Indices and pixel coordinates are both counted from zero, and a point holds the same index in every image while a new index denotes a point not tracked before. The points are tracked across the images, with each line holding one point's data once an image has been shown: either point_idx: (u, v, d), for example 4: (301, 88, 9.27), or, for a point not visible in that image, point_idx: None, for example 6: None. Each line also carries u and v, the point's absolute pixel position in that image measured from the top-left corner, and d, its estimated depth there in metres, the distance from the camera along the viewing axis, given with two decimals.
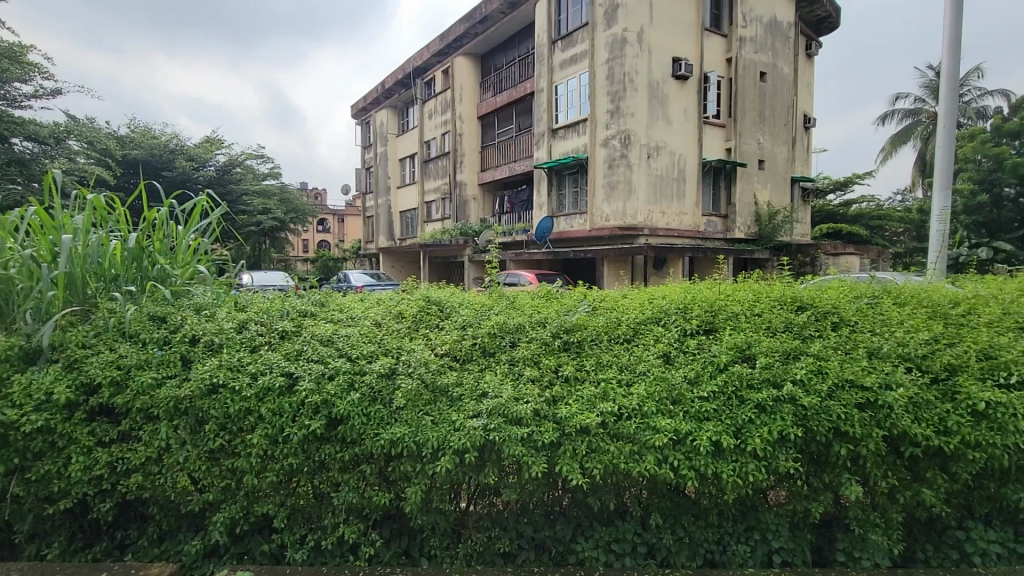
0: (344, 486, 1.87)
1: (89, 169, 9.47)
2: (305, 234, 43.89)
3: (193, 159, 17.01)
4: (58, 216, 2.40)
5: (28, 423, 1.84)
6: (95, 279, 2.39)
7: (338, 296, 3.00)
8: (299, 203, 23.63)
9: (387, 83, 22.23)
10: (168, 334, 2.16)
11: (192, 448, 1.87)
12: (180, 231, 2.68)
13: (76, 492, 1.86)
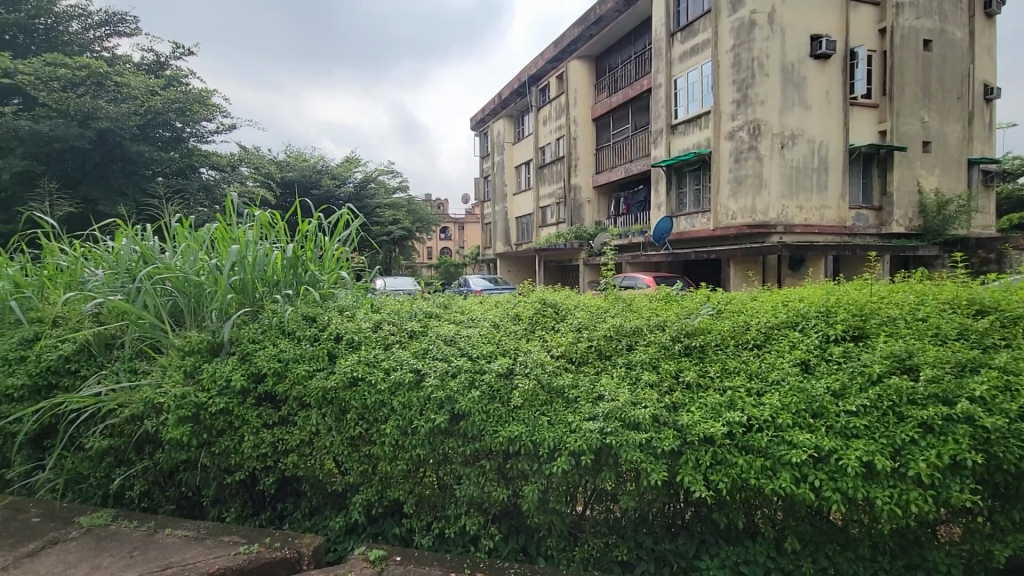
0: (466, 479, 1.96)
1: (256, 190, 11.04)
2: (429, 241, 46.89)
3: (336, 178, 19.11)
4: (235, 231, 2.85)
5: (213, 404, 2.19)
6: (262, 284, 2.78)
7: (459, 299, 3.17)
8: (423, 213, 25.31)
9: (504, 93, 22.98)
10: (318, 332, 2.44)
11: (336, 433, 2.09)
12: (327, 241, 3.03)
13: (247, 466, 2.18)
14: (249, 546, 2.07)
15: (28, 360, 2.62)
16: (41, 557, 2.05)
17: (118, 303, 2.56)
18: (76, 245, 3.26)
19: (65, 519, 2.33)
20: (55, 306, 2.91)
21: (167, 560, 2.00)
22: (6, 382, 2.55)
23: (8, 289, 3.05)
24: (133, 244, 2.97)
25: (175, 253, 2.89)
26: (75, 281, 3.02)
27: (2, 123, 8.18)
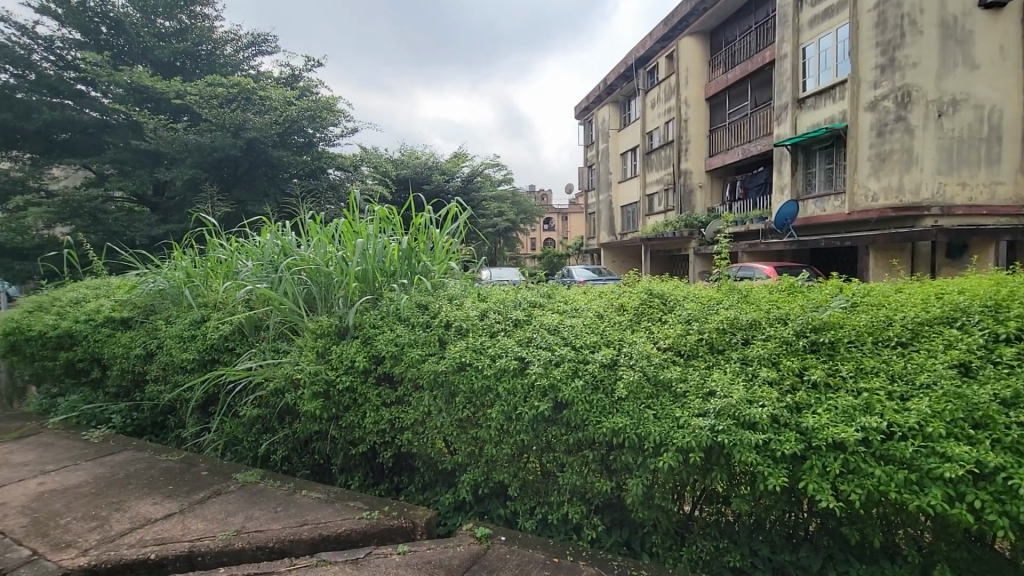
0: (569, 468, 1.98)
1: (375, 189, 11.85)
2: (532, 232, 47.50)
3: (445, 173, 19.98)
4: (359, 225, 3.12)
5: (340, 382, 2.43)
6: (381, 274, 3.00)
7: (563, 289, 3.17)
8: (527, 204, 25.63)
9: (609, 79, 22.38)
10: (430, 319, 2.57)
11: (446, 414, 2.21)
12: (438, 234, 3.18)
13: (369, 440, 2.39)
14: (371, 512, 2.27)
15: (198, 338, 3.10)
16: (208, 504, 2.42)
17: (265, 290, 2.93)
18: (232, 240, 3.77)
19: (225, 475, 2.73)
20: (217, 293, 3.39)
21: (304, 518, 2.26)
22: (183, 356, 3.05)
23: (182, 279, 3.63)
24: (276, 239, 3.38)
25: (308, 246, 3.23)
26: (231, 271, 3.51)
27: (174, 138, 8.18)
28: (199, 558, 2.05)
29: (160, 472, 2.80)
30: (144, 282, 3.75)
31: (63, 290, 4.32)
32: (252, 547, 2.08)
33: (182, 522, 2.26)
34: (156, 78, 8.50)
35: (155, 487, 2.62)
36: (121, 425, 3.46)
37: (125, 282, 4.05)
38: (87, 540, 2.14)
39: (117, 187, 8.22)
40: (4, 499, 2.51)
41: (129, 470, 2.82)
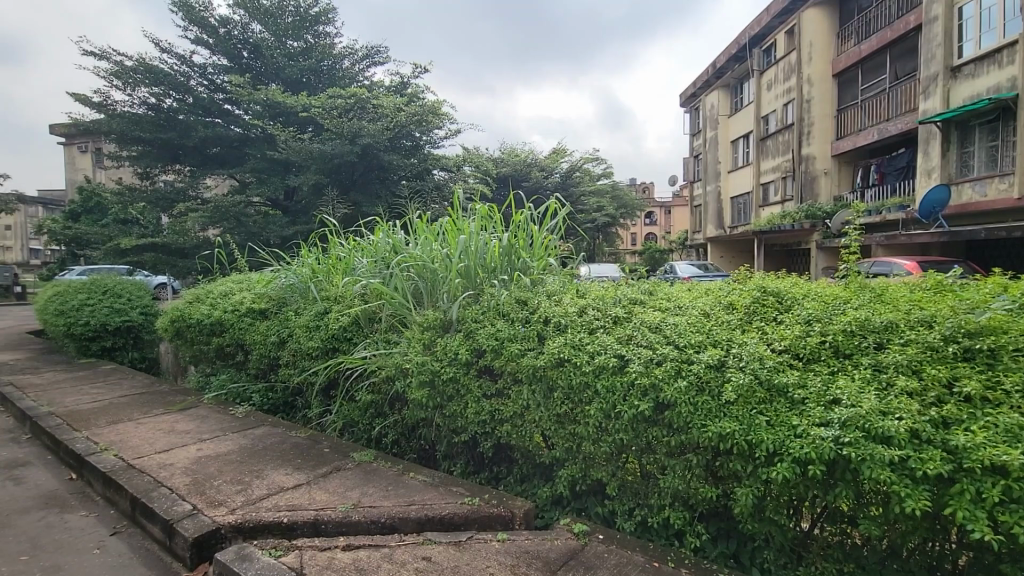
0: (671, 471, 1.91)
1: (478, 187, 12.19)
2: (633, 226, 46.13)
3: (544, 169, 20.06)
4: (462, 223, 3.24)
5: (444, 372, 2.55)
6: (482, 270, 3.09)
7: (666, 286, 3.05)
8: (627, 198, 24.94)
9: (719, 62, 21.03)
10: (529, 314, 2.60)
11: (545, 409, 2.24)
12: (537, 231, 3.20)
13: (470, 429, 2.48)
14: (472, 499, 2.37)
15: (322, 328, 3.42)
16: (330, 479, 2.67)
17: (379, 285, 3.17)
18: (350, 239, 4.11)
19: (343, 453, 3.00)
20: (337, 288, 3.71)
21: (412, 498, 2.41)
22: (309, 345, 3.39)
23: (309, 274, 4.02)
24: (388, 237, 3.62)
25: (416, 244, 3.42)
26: (349, 268, 3.82)
27: (302, 148, 8.93)
28: (322, 526, 2.27)
29: (290, 446, 3.14)
30: (278, 277, 4.21)
31: (215, 284, 4.98)
32: (367, 520, 2.26)
33: (309, 493, 2.52)
34: (287, 95, 9.33)
35: (286, 459, 2.95)
36: (259, 403, 3.94)
37: (263, 277, 4.57)
38: (233, 501, 2.46)
39: (256, 193, 9.26)
40: (171, 460, 2.97)
41: (266, 443, 3.20)
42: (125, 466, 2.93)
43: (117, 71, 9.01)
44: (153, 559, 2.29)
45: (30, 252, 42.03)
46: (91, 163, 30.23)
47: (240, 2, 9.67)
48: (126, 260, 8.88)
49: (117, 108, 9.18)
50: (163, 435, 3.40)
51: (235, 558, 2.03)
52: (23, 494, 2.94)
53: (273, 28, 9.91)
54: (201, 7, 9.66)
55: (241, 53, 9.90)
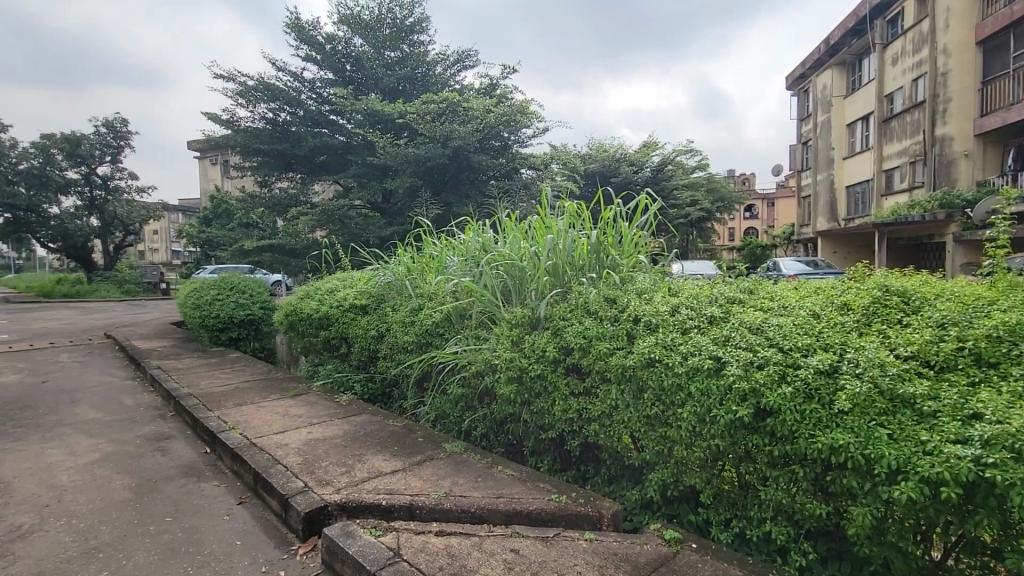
0: (773, 483, 1.79)
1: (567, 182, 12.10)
2: (731, 221, 43.50)
3: (633, 164, 19.48)
4: (549, 221, 3.24)
5: (532, 369, 2.58)
6: (570, 267, 3.08)
7: (769, 284, 2.84)
8: (724, 191, 23.56)
9: (832, 38, 19.17)
10: (618, 313, 2.55)
11: (634, 410, 2.18)
12: (627, 228, 3.11)
13: (558, 427, 2.48)
14: (559, 496, 2.38)
15: (417, 323, 3.59)
16: (424, 466, 2.80)
17: (470, 283, 3.27)
18: (443, 238, 4.28)
19: (436, 443, 3.14)
20: (430, 285, 3.88)
21: (500, 491, 2.47)
22: (405, 339, 3.58)
23: (405, 272, 4.24)
24: (478, 236, 3.73)
25: (505, 243, 3.49)
26: (441, 266, 3.98)
27: (398, 153, 9.34)
28: (417, 511, 2.38)
29: (388, 434, 3.34)
30: (377, 276, 4.48)
31: (323, 281, 5.40)
32: (457, 509, 2.35)
33: (404, 479, 2.66)
34: (385, 103, 9.82)
35: (384, 445, 3.14)
36: (360, 392, 4.24)
37: (364, 275, 4.88)
38: (338, 481, 2.67)
39: (357, 197, 9.91)
40: (286, 441, 3.28)
41: (366, 430, 3.43)
42: (249, 444, 3.28)
43: (242, 90, 10.03)
44: (271, 529, 2.55)
45: (173, 253, 48.21)
46: (220, 174, 34.01)
47: (344, 19, 10.41)
48: (248, 260, 9.90)
49: (241, 123, 10.23)
50: (279, 418, 3.76)
51: (340, 534, 2.20)
52: (169, 462, 3.39)
53: (373, 41, 10.54)
54: (310, 27, 10.51)
55: (344, 66, 10.63)
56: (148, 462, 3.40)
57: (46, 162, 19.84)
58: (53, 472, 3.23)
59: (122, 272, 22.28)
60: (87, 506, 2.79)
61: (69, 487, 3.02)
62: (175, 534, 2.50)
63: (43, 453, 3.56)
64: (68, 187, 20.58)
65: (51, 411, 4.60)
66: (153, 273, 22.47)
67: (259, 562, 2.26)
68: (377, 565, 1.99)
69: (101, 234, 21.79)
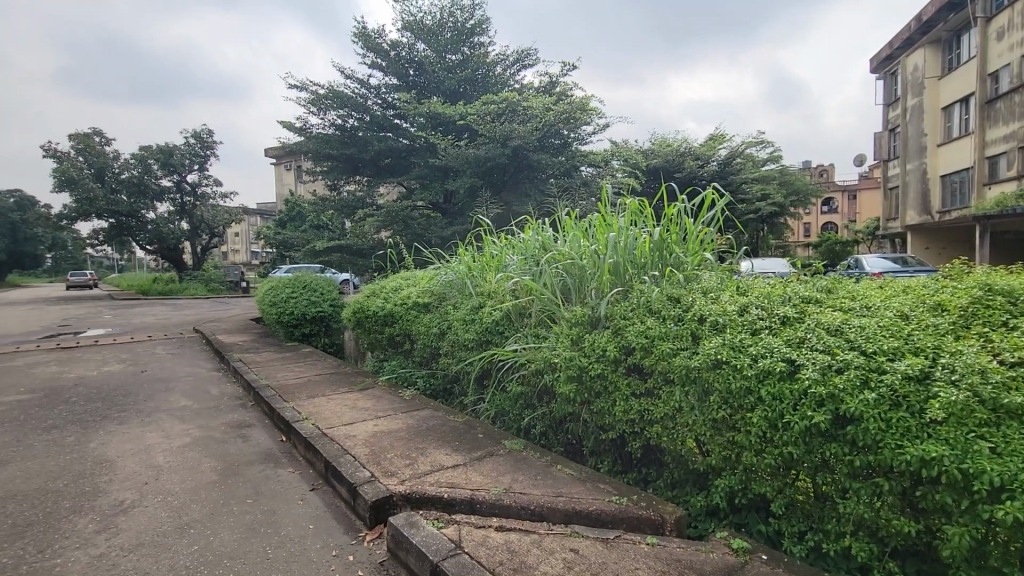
0: (855, 496, 1.67)
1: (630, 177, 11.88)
2: (807, 215, 40.93)
3: (698, 158, 18.63)
4: (610, 219, 3.18)
5: (592, 369, 2.54)
6: (632, 266, 3.02)
7: (850, 283, 2.65)
8: (798, 184, 22.22)
9: (924, 15, 17.57)
10: (682, 312, 2.46)
11: (699, 413, 2.11)
12: (692, 224, 2.99)
13: (619, 428, 2.44)
14: (619, 498, 2.34)
15: (477, 321, 3.65)
16: (484, 462, 2.84)
17: (530, 281, 3.28)
18: (503, 237, 4.32)
19: (496, 440, 3.17)
20: (490, 284, 3.93)
21: (559, 490, 2.46)
22: (466, 336, 3.65)
23: (466, 271, 4.31)
24: (538, 235, 3.74)
25: (566, 241, 3.47)
26: (502, 265, 4.02)
27: (459, 154, 9.47)
28: (477, 505, 2.42)
29: (449, 429, 3.41)
30: (439, 275, 4.58)
31: (387, 280, 5.59)
32: (517, 505, 2.37)
33: (465, 473, 2.72)
34: (447, 106, 10.00)
35: (445, 440, 3.21)
36: (423, 387, 4.36)
37: (426, 274, 5.01)
38: (403, 473, 2.76)
39: (420, 198, 10.18)
40: (354, 432, 3.44)
41: (429, 424, 3.53)
42: (320, 434, 3.46)
43: (313, 98, 10.54)
44: (341, 515, 2.67)
45: (252, 254, 51.61)
46: (294, 178, 36.04)
47: (407, 26, 10.71)
48: (319, 260, 10.44)
49: (313, 130, 10.76)
50: (348, 411, 3.95)
51: (405, 524, 2.27)
52: (249, 448, 3.65)
53: (435, 45, 10.77)
54: (376, 35, 10.90)
55: (408, 71, 10.94)
56: (231, 448, 3.67)
57: (144, 171, 21.79)
58: (151, 454, 3.55)
59: (208, 272, 24.11)
60: (179, 486, 3.05)
61: (164, 467, 3.32)
62: (255, 515, 2.68)
63: (143, 436, 3.93)
64: (162, 194, 22.49)
65: (149, 397, 5.06)
66: (235, 272, 24.19)
67: (330, 546, 2.38)
68: (440, 555, 2.04)
69: (191, 236, 23.67)
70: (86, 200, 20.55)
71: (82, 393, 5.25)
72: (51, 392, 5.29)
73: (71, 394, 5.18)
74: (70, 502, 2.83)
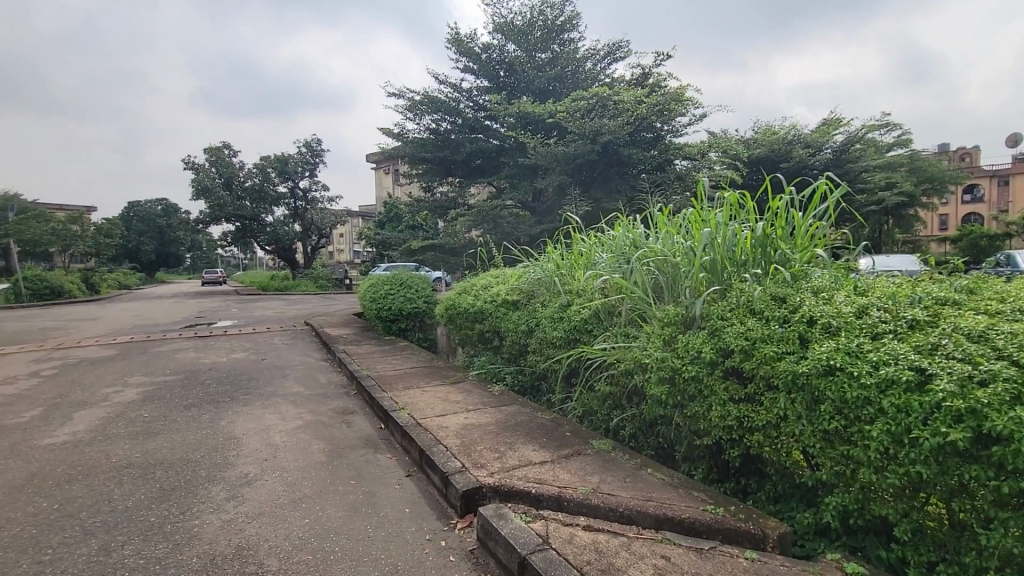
0: (1002, 528, 1.47)
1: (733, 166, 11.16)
2: (943, 206, 36.06)
3: (810, 145, 16.98)
4: (706, 214, 3.02)
5: (686, 370, 2.42)
6: (730, 263, 2.84)
7: (997, 283, 2.30)
8: (931, 171, 19.62)
9: None
10: (788, 313, 2.27)
11: (808, 423, 1.94)
12: (801, 218, 2.73)
13: (715, 434, 2.31)
14: (715, 507, 2.23)
15: (565, 320, 3.64)
16: (572, 460, 2.84)
17: (620, 280, 3.21)
18: (592, 234, 4.28)
19: (584, 438, 3.16)
20: (579, 282, 3.89)
21: (650, 495, 2.39)
22: (554, 334, 3.65)
23: (554, 269, 4.33)
24: (629, 233, 3.65)
25: (658, 238, 3.36)
26: (591, 263, 3.99)
27: (548, 152, 9.44)
28: (565, 502, 2.41)
29: (537, 425, 3.44)
30: (528, 272, 4.63)
31: (478, 278, 5.74)
32: (605, 506, 2.33)
33: (553, 470, 2.73)
34: (536, 105, 10.01)
35: (533, 436, 3.25)
36: (511, 383, 4.44)
37: (515, 272, 5.08)
38: (492, 465, 2.83)
39: (511, 198, 10.34)
40: (446, 423, 3.59)
41: (517, 420, 3.58)
42: (415, 423, 3.64)
43: (411, 104, 11.00)
44: (433, 502, 2.80)
45: (354, 253, 55.37)
46: (392, 181, 38.11)
47: (498, 28, 10.92)
48: (415, 259, 10.97)
49: (409, 135, 11.30)
50: (440, 402, 4.13)
51: (494, 514, 2.33)
52: (353, 433, 3.93)
53: (525, 45, 10.87)
54: (469, 39, 11.21)
55: (498, 73, 11.15)
56: (337, 432, 3.99)
57: (264, 180, 24.25)
58: (271, 433, 3.95)
59: (317, 269, 26.24)
60: (293, 463, 3.36)
61: (281, 446, 3.68)
62: (357, 495, 2.89)
63: (263, 417, 4.38)
64: (279, 200, 24.85)
65: (268, 383, 5.64)
66: (340, 270, 25.82)
67: (424, 530, 2.50)
68: (527, 549, 2.06)
69: (302, 237, 25.93)
70: (218, 206, 23.25)
71: (214, 377, 5.94)
72: (191, 375, 6.06)
73: (205, 377, 5.91)
74: (206, 472, 3.23)
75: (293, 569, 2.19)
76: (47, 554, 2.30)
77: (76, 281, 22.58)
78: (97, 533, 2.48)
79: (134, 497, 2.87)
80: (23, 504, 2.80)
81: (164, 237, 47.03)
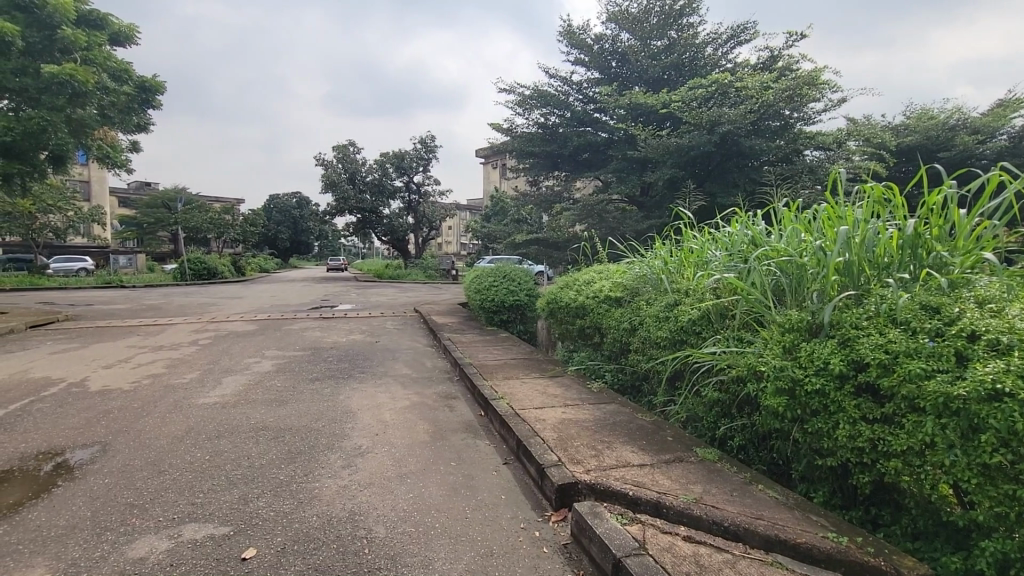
0: None
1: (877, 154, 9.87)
2: None
3: (977, 132, 14.55)
4: (842, 210, 2.69)
5: (809, 383, 2.18)
6: (870, 267, 2.53)
7: None
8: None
9: None
10: (943, 326, 1.97)
11: (962, 453, 1.67)
12: (964, 216, 2.33)
13: (840, 455, 2.07)
14: (837, 535, 2.01)
15: (671, 319, 3.48)
16: (672, 466, 2.71)
17: (735, 279, 2.99)
18: (705, 231, 4.05)
19: (687, 445, 3.01)
20: (689, 281, 3.72)
21: (760, 512, 2.21)
22: (658, 334, 3.51)
23: (661, 267, 4.17)
24: (747, 229, 3.40)
25: (781, 236, 3.09)
26: (703, 260, 3.79)
27: (660, 145, 8.87)
28: (664, 510, 2.32)
29: (636, 426, 3.35)
30: (633, 269, 4.51)
31: (581, 273, 5.67)
32: (708, 519, 2.20)
33: (653, 474, 2.63)
34: (649, 96, 9.43)
35: (631, 437, 3.16)
36: (611, 381, 4.39)
37: (620, 268, 4.96)
38: (589, 462, 2.81)
39: (617, 192, 10.10)
40: (544, 416, 3.61)
41: (616, 419, 3.51)
42: (513, 413, 3.72)
43: (521, 100, 11.14)
44: (529, 493, 2.82)
45: (461, 245, 57.55)
46: (500, 176, 39.09)
47: (613, 18, 10.64)
48: (519, 252, 11.16)
49: (518, 130, 11.46)
50: (539, 395, 4.17)
51: (589, 513, 2.30)
52: (454, 418, 4.11)
53: (640, 33, 10.44)
54: (581, 31, 11.08)
55: (610, 64, 10.92)
56: (441, 415, 4.20)
57: (383, 175, 26.13)
58: (381, 410, 4.26)
59: (426, 260, 27.64)
60: (400, 440, 3.60)
61: (390, 423, 3.95)
62: (456, 477, 3.01)
63: (376, 394, 4.74)
64: (395, 193, 26.66)
65: (381, 364, 6.08)
66: (447, 262, 27.10)
67: (519, 518, 2.55)
68: (623, 551, 2.01)
69: (415, 229, 27.56)
70: (343, 200, 25.38)
71: (335, 355, 6.54)
72: (316, 352, 6.71)
73: (328, 354, 6.51)
74: (326, 440, 3.56)
75: (397, 538, 2.34)
76: (199, 497, 2.69)
77: (227, 265, 25.96)
78: (238, 484, 2.86)
79: (268, 456, 3.26)
80: (182, 452, 3.30)
81: (298, 227, 52.49)
